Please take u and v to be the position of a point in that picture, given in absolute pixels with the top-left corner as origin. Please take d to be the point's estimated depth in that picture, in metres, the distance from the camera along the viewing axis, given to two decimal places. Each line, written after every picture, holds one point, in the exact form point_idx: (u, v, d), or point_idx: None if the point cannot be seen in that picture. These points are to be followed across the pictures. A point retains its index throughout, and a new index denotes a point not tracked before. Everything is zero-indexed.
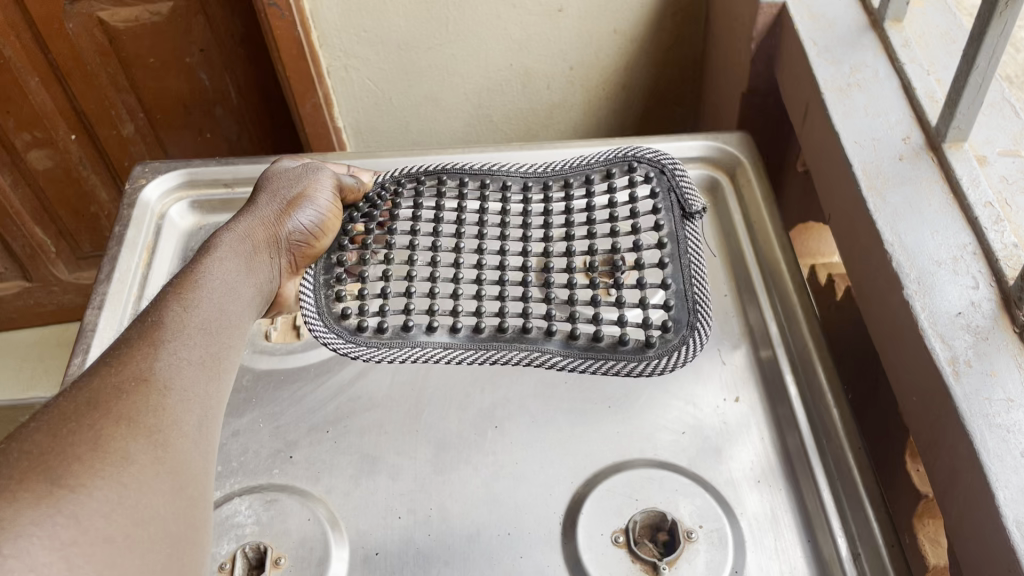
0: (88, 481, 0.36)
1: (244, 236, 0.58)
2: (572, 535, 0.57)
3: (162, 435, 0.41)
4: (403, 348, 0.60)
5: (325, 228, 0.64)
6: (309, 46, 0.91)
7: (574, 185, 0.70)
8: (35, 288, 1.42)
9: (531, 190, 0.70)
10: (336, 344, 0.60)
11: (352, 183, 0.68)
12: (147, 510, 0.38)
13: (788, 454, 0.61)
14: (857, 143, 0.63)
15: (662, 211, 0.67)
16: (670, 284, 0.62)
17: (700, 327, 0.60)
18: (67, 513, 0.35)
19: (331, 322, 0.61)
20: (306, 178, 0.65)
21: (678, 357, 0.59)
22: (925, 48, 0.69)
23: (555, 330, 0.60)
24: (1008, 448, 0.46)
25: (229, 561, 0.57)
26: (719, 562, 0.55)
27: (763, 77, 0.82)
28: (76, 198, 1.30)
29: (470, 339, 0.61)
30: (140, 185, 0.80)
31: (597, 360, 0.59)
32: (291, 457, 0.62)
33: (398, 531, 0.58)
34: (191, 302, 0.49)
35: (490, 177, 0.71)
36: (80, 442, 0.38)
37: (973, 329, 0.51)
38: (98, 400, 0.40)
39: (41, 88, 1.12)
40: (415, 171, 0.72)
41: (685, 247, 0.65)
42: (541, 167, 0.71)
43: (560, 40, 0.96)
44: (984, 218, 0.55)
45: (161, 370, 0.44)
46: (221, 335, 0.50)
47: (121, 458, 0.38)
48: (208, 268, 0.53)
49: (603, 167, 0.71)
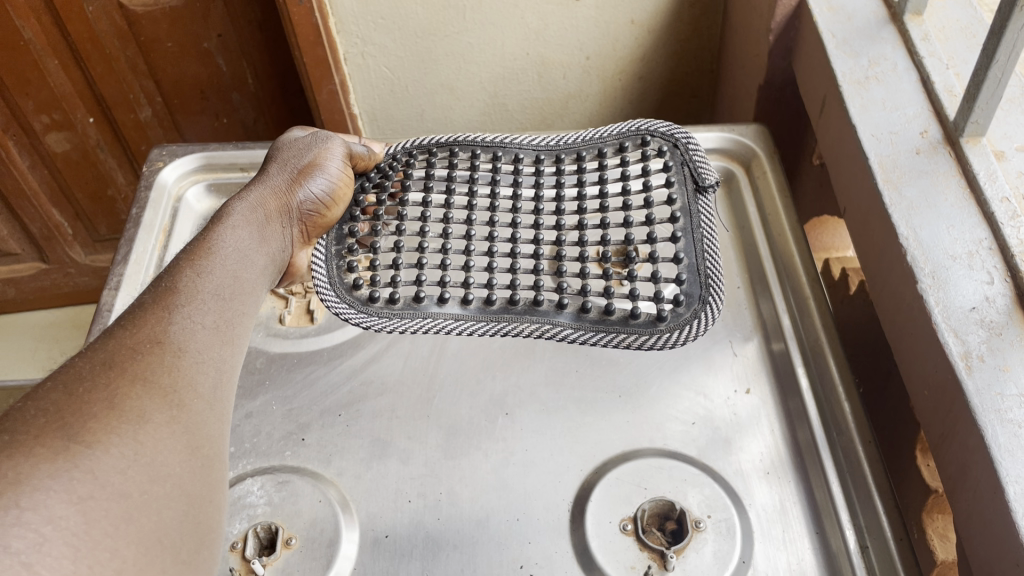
0: (104, 438, 0.37)
1: (255, 205, 0.58)
2: (580, 523, 0.57)
3: (178, 396, 0.41)
4: (416, 318, 0.61)
5: (335, 200, 0.64)
6: (326, 32, 0.92)
7: (587, 158, 0.70)
8: (51, 270, 1.43)
9: (543, 163, 0.70)
10: (347, 314, 0.61)
11: (362, 151, 0.68)
12: (163, 467, 0.38)
13: (799, 447, 0.61)
14: (873, 136, 0.63)
15: (675, 185, 0.68)
16: (683, 259, 0.63)
17: (711, 301, 0.60)
18: (85, 468, 0.35)
19: (343, 292, 0.62)
20: (314, 147, 0.65)
21: (690, 330, 0.59)
22: (945, 41, 0.69)
23: (566, 303, 0.61)
24: (1019, 443, 0.46)
25: (240, 541, 0.57)
26: (727, 552, 0.55)
27: (780, 69, 0.81)
28: (93, 180, 1.31)
29: (481, 312, 0.61)
30: (157, 167, 0.81)
31: (607, 334, 0.59)
32: (303, 440, 0.63)
33: (408, 514, 0.59)
34: (204, 268, 0.50)
35: (502, 149, 0.71)
36: (96, 401, 0.38)
37: (987, 324, 0.51)
38: (112, 361, 0.41)
39: (60, 70, 1.13)
40: (428, 141, 0.72)
41: (698, 222, 0.65)
42: (554, 140, 0.71)
43: (577, 29, 0.95)
44: (1000, 214, 0.55)
45: (176, 334, 0.44)
46: (235, 301, 0.50)
47: (136, 416, 0.39)
48: (221, 236, 0.53)
49: (617, 141, 0.70)
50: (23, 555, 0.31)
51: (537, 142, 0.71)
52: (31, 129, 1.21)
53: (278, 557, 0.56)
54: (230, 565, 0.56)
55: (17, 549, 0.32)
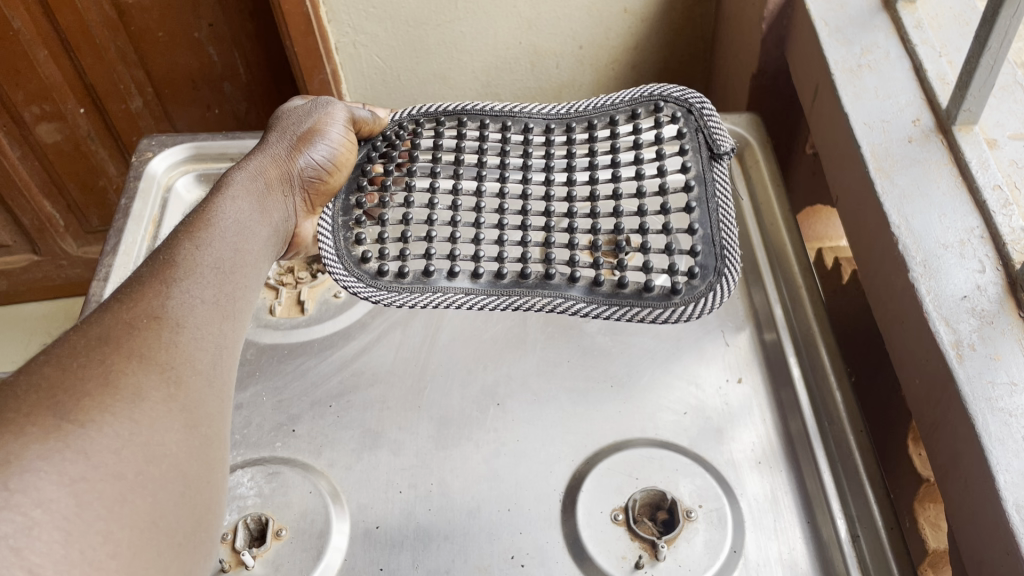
0: (98, 416, 0.37)
1: (255, 175, 0.58)
2: (572, 513, 0.57)
3: (175, 372, 0.41)
4: (417, 291, 0.61)
5: (336, 164, 0.63)
6: (317, 21, 0.91)
7: (598, 126, 0.70)
8: (44, 262, 1.42)
9: (554, 133, 0.69)
10: (351, 281, 0.61)
11: (364, 113, 0.67)
12: (161, 447, 0.38)
13: (790, 437, 0.61)
14: (866, 124, 0.63)
15: (689, 152, 0.67)
16: (697, 230, 0.62)
17: (727, 272, 0.60)
18: (77, 448, 0.35)
19: (349, 261, 0.62)
20: (315, 115, 0.64)
21: (706, 303, 0.58)
22: (937, 29, 0.68)
23: (578, 277, 0.60)
24: (1010, 432, 0.45)
25: (231, 532, 0.57)
26: (718, 542, 0.55)
27: (773, 58, 0.81)
28: (85, 171, 1.30)
29: (492, 286, 0.61)
30: (146, 157, 0.80)
31: (622, 307, 0.59)
32: (294, 431, 0.63)
33: (399, 505, 0.58)
34: (203, 241, 0.49)
35: (512, 119, 0.70)
36: (90, 377, 0.38)
37: (978, 313, 0.51)
38: (108, 335, 0.40)
39: (50, 61, 1.13)
40: (436, 109, 0.71)
41: (713, 188, 0.64)
42: (564, 107, 0.70)
43: (570, 19, 0.95)
44: (992, 202, 0.55)
45: (174, 309, 0.44)
46: (235, 276, 0.49)
47: (132, 394, 0.38)
48: (221, 207, 0.52)
49: (629, 108, 0.70)
50: (11, 540, 0.31)
51: (547, 111, 0.70)
52: (22, 120, 1.21)
53: (268, 548, 0.56)
54: (221, 556, 0.56)
55: (6, 534, 0.31)
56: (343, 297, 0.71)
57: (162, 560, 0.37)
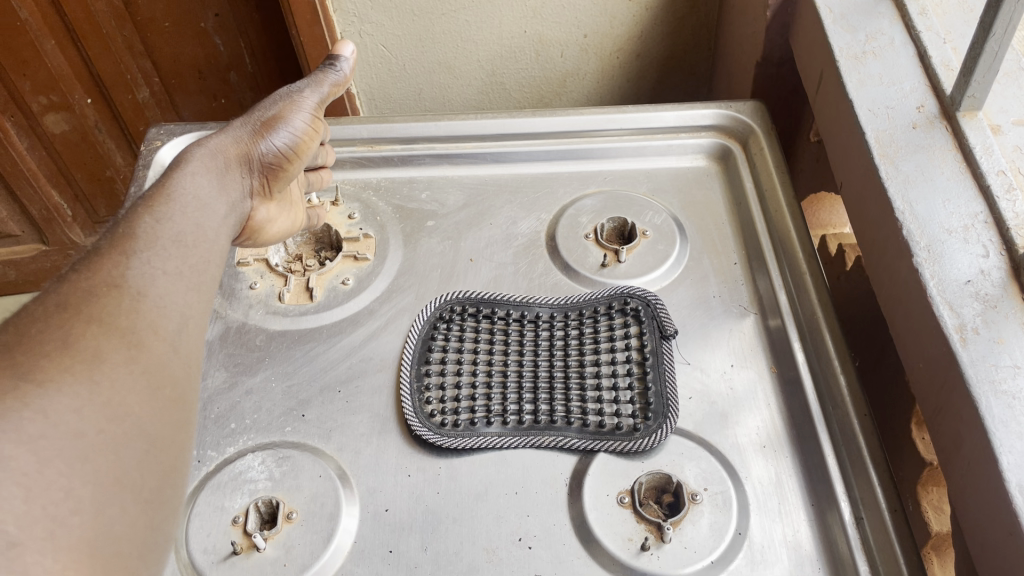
0: (57, 377, 0.39)
1: (215, 152, 0.62)
2: (578, 496, 0.58)
3: (135, 336, 0.44)
4: (468, 436, 0.61)
5: (302, 141, 0.67)
6: (323, 11, 0.92)
7: (595, 320, 0.68)
8: (52, 253, 1.43)
9: (560, 324, 0.68)
10: (420, 431, 0.61)
11: (335, 77, 0.71)
12: (122, 406, 0.41)
13: (795, 421, 0.61)
14: (870, 111, 0.63)
15: (642, 334, 0.66)
16: (649, 374, 0.64)
17: (673, 408, 0.62)
18: (35, 407, 0.37)
19: (415, 397, 0.63)
20: (285, 93, 0.68)
21: (662, 432, 0.60)
22: (942, 16, 0.69)
23: (576, 414, 0.62)
24: (1013, 415, 0.46)
25: (242, 515, 0.57)
26: (723, 525, 0.56)
27: (778, 46, 0.81)
28: (92, 161, 1.31)
29: (513, 426, 0.61)
30: (155, 146, 0.81)
31: (605, 438, 0.60)
32: (303, 416, 0.63)
33: (408, 488, 0.59)
34: (163, 215, 0.52)
35: (527, 310, 0.69)
36: (50, 341, 0.40)
37: (982, 297, 0.51)
38: (66, 303, 0.43)
39: (57, 50, 1.14)
40: (467, 299, 0.70)
41: (663, 387, 0.63)
42: (568, 300, 0.69)
43: (576, 8, 0.95)
44: (996, 187, 0.56)
45: (134, 278, 0.46)
46: (197, 248, 0.53)
47: (92, 356, 0.41)
48: (180, 183, 0.56)
49: (604, 303, 0.69)
50: None
51: (555, 300, 0.69)
52: (29, 109, 1.22)
53: (279, 530, 0.56)
54: (233, 538, 0.56)
55: None
56: (351, 284, 0.72)
57: (126, 515, 0.39)
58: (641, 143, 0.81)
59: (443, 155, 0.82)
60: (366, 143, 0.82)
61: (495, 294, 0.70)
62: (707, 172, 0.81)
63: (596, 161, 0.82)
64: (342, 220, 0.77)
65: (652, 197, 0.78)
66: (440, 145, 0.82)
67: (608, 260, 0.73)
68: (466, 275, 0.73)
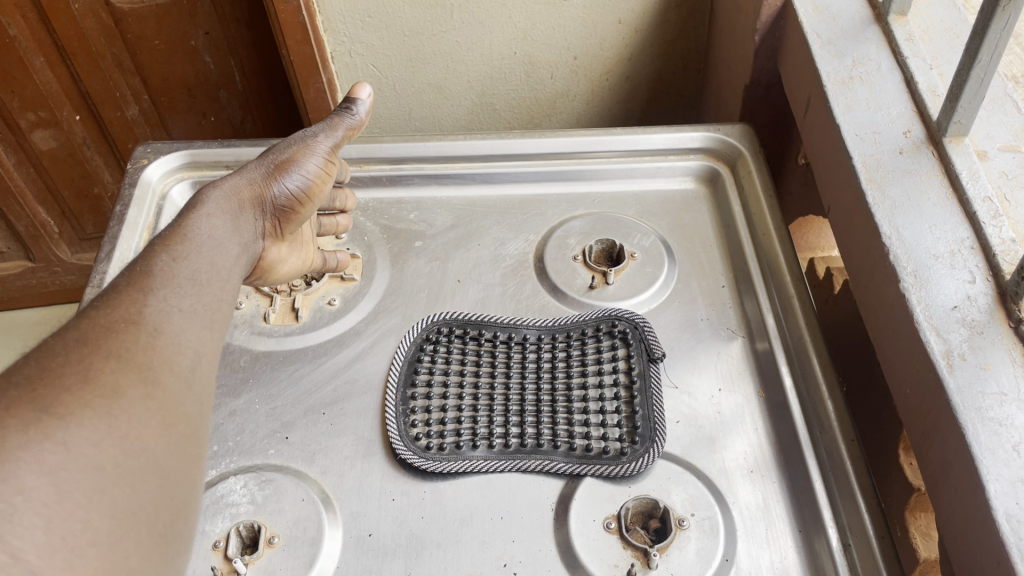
0: (78, 412, 0.38)
1: (230, 193, 0.61)
2: (564, 522, 0.57)
3: (153, 373, 0.43)
4: (454, 460, 0.60)
5: (315, 185, 0.67)
6: (314, 30, 0.92)
7: (585, 343, 0.68)
8: (38, 269, 1.43)
9: (549, 345, 0.68)
10: (405, 455, 0.60)
11: (351, 122, 0.69)
12: (137, 441, 0.40)
13: (781, 446, 0.61)
14: (857, 136, 0.63)
15: (629, 356, 0.66)
16: (635, 399, 0.63)
17: (660, 434, 0.61)
18: (56, 439, 0.36)
19: (400, 420, 0.63)
20: (300, 137, 0.67)
21: (647, 458, 0.59)
22: (928, 42, 0.69)
23: (565, 439, 0.61)
24: (1000, 442, 0.46)
25: (223, 539, 0.56)
26: (710, 551, 0.55)
27: (766, 70, 0.81)
28: (80, 178, 1.31)
29: (501, 450, 0.61)
30: (141, 165, 0.80)
31: (594, 463, 0.60)
32: (287, 438, 0.63)
33: (392, 513, 0.58)
34: (179, 253, 0.52)
35: (516, 332, 0.69)
36: (68, 374, 0.40)
37: (968, 323, 0.51)
38: (85, 338, 0.42)
39: (46, 67, 1.14)
40: (456, 318, 0.70)
41: (650, 410, 0.63)
42: (558, 322, 0.69)
43: (565, 29, 0.96)
44: (982, 213, 0.56)
45: (151, 314, 0.46)
46: (210, 285, 0.52)
47: (110, 391, 0.40)
48: (196, 223, 0.56)
49: (592, 324, 0.69)
50: None
51: (543, 322, 0.69)
52: (17, 127, 1.22)
53: (260, 555, 0.55)
54: (212, 564, 0.55)
55: None
56: (337, 305, 0.72)
57: (140, 548, 0.38)
58: (629, 164, 0.81)
59: (431, 176, 0.82)
60: (355, 163, 0.82)
61: (486, 315, 0.70)
62: (695, 195, 0.81)
63: (585, 183, 0.82)
64: (330, 242, 0.77)
65: (640, 219, 0.78)
66: (429, 166, 0.82)
67: (596, 282, 0.73)
68: (453, 296, 0.72)
